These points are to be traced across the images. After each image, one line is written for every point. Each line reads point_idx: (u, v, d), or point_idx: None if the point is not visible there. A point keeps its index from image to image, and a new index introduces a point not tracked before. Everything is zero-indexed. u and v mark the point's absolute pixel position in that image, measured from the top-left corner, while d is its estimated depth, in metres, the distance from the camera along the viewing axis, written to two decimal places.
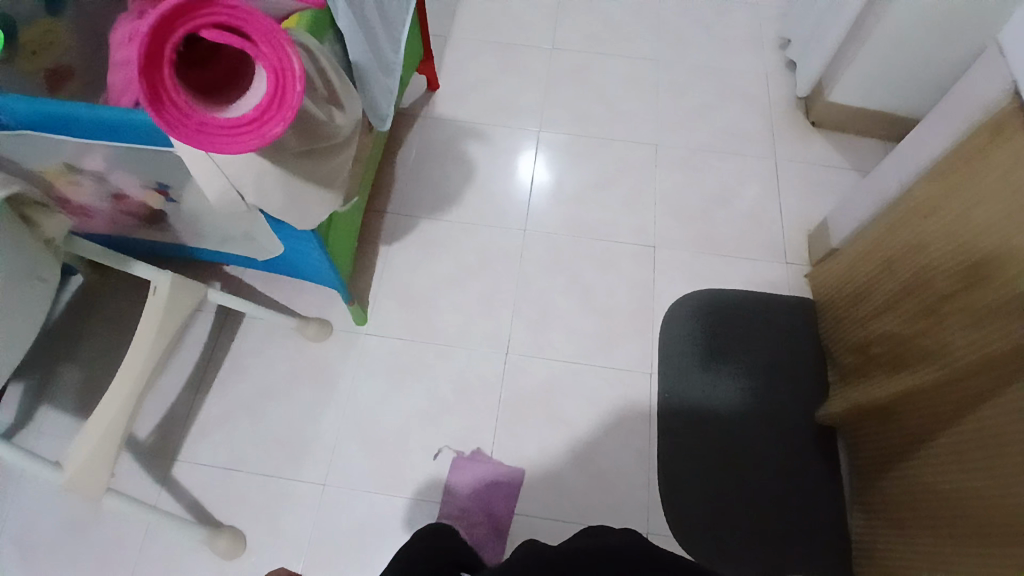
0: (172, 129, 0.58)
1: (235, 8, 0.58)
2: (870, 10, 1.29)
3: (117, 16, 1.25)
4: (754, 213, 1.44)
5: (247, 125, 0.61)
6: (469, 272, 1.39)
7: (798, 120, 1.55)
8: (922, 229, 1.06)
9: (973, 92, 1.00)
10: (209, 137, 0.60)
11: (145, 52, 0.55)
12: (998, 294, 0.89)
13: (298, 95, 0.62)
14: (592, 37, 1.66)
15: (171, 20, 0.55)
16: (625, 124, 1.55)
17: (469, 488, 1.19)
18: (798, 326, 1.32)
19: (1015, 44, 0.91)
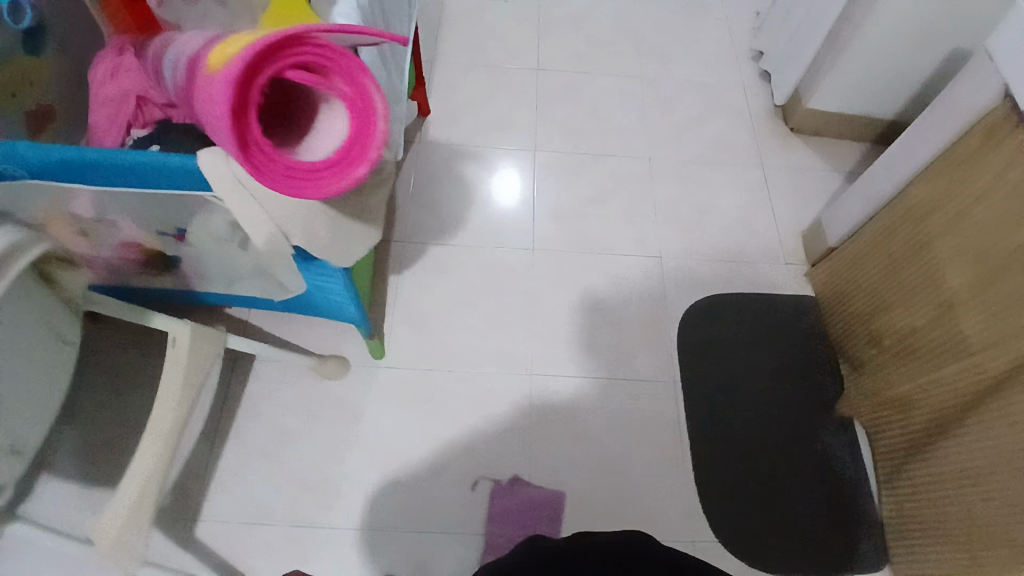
0: (260, 175, 0.54)
1: (322, 48, 0.54)
2: (845, 22, 1.38)
3: (99, 54, 1.20)
4: (751, 218, 1.49)
5: (334, 167, 0.57)
6: (484, 295, 1.37)
7: (779, 127, 1.63)
8: (923, 226, 1.12)
9: (963, 97, 1.07)
10: (294, 182, 0.56)
11: (234, 98, 0.51)
12: (1007, 285, 0.95)
13: (382, 135, 0.58)
14: (576, 56, 1.70)
15: (259, 63, 0.51)
16: (618, 139, 1.58)
17: (514, 516, 1.17)
18: (804, 323, 1.37)
19: (1002, 53, 0.99)
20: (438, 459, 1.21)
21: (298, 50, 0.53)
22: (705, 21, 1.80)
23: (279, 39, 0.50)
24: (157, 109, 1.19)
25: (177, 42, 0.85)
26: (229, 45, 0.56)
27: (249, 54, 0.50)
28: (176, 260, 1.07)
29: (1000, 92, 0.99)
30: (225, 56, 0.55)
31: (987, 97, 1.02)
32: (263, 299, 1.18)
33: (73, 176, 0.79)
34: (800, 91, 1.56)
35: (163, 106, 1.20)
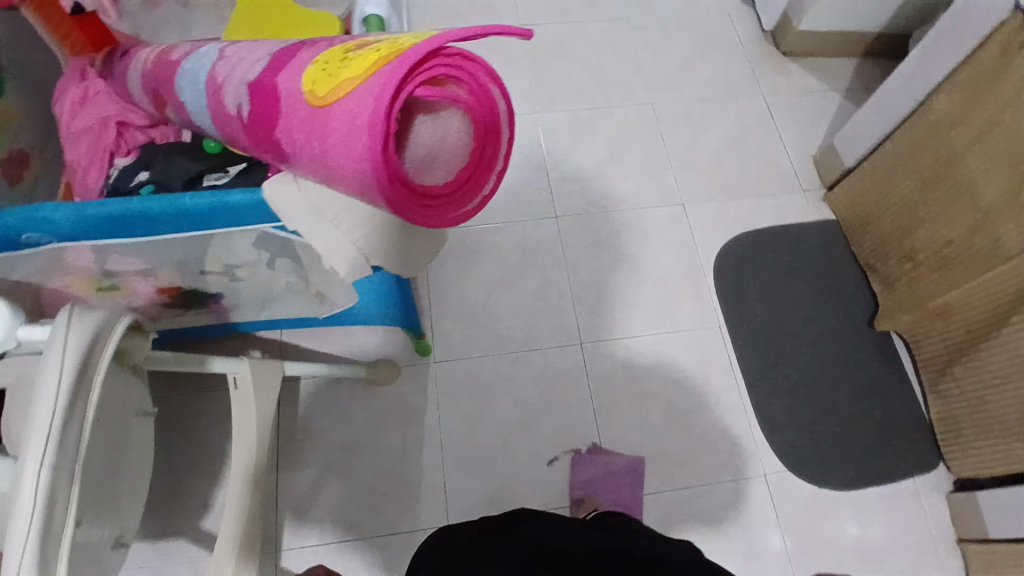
0: (403, 210, 0.49)
1: (453, 56, 0.47)
2: None
3: (76, 82, 1.11)
4: (762, 151, 1.50)
5: (464, 187, 0.52)
6: (517, 270, 1.34)
7: (770, 53, 1.62)
8: (948, 140, 1.14)
9: (972, 9, 1.07)
10: (431, 210, 0.51)
11: (379, 130, 0.45)
12: None
13: (508, 142, 0.53)
14: (557, 8, 1.65)
15: (398, 87, 0.45)
16: (617, 89, 1.55)
17: (599, 476, 1.19)
18: (830, 248, 1.40)
19: None
20: (512, 443, 1.20)
21: (431, 64, 0.46)
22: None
23: (421, 54, 0.45)
24: (140, 132, 1.07)
25: (194, 64, 0.77)
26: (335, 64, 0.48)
27: (393, 77, 0.44)
28: (217, 294, 0.95)
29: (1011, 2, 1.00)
30: (338, 81, 0.48)
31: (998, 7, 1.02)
32: (304, 318, 1.11)
33: (118, 231, 0.70)
34: (789, 14, 1.55)
35: (145, 128, 1.08)
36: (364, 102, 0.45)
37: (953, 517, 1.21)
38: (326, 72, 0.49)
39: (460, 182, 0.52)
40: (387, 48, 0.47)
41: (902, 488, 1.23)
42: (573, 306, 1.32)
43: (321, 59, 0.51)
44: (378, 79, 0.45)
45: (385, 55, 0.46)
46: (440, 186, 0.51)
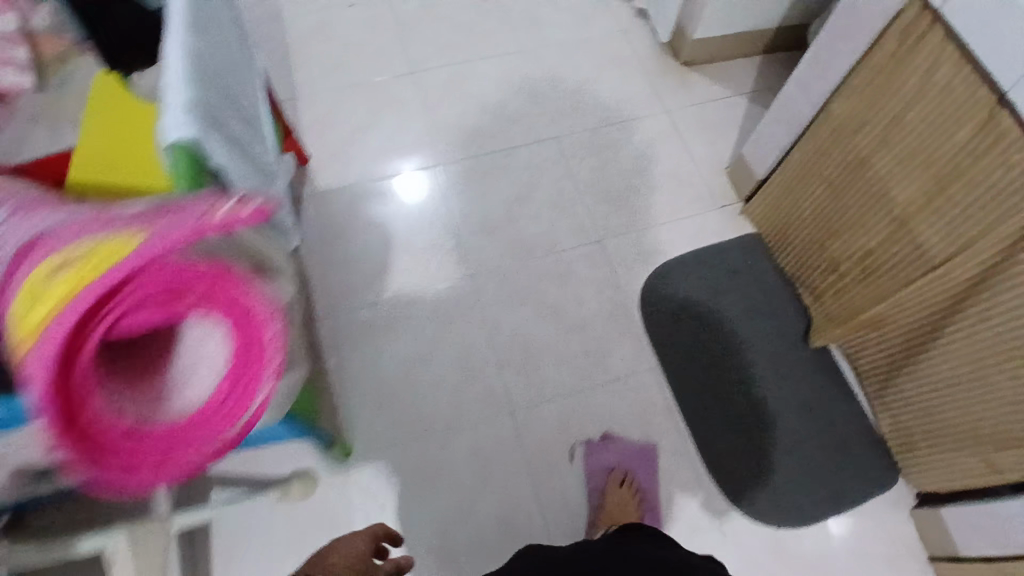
0: (137, 466, 0.43)
1: (156, 279, 0.43)
2: None
3: None
4: (673, 171, 1.45)
5: (226, 407, 0.46)
6: (435, 341, 1.26)
7: (671, 63, 1.57)
8: (852, 147, 1.07)
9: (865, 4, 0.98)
10: (186, 447, 0.45)
11: (59, 400, 0.39)
12: (968, 194, 0.90)
13: (276, 339, 0.47)
14: (447, 46, 1.57)
15: (77, 342, 0.40)
16: (520, 127, 1.48)
17: (618, 464, 1.18)
18: (756, 265, 1.34)
19: None
20: (453, 534, 1.12)
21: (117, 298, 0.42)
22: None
23: (93, 295, 0.40)
24: None
25: None
26: (30, 309, 0.43)
27: (59, 334, 0.39)
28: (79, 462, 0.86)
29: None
30: (26, 334, 0.42)
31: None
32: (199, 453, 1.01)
33: None
34: (683, 23, 1.50)
35: None
36: (36, 354, 0.39)
37: (917, 531, 1.17)
38: (23, 316, 0.43)
39: (216, 405, 0.46)
40: (90, 264, 0.42)
41: (861, 511, 1.18)
42: (498, 371, 1.24)
43: (29, 281, 0.46)
44: (52, 333, 0.40)
45: (63, 298, 0.41)
46: (189, 415, 0.46)
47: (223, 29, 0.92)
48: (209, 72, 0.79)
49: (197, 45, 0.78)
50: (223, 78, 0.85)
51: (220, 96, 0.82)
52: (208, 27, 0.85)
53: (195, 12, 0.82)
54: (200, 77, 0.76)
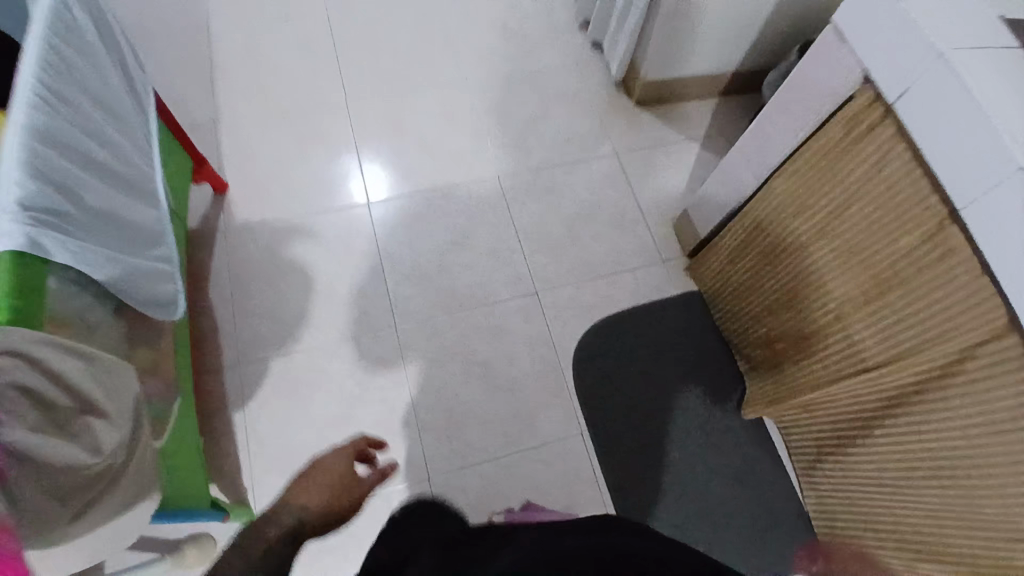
0: None
1: None
2: None
3: None
4: (617, 218, 1.39)
5: None
6: (354, 401, 1.17)
7: (622, 103, 1.53)
8: (795, 228, 1.02)
9: (812, 81, 0.93)
10: None
11: None
12: (909, 297, 0.86)
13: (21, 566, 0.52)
14: (389, 76, 1.52)
15: None
16: (460, 165, 1.42)
17: None
18: (694, 326, 1.29)
19: (852, 30, 0.84)
20: None
21: None
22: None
23: None
24: None
25: None
26: None
27: None
28: None
29: (857, 75, 0.86)
30: None
31: (842, 81, 0.88)
32: None
33: None
34: (634, 63, 1.47)
35: None
36: None
37: None
38: None
39: None
40: None
41: None
42: (419, 433, 1.16)
43: None
44: None
45: None
46: None
47: (103, 81, 0.85)
48: (68, 137, 0.72)
49: (52, 107, 0.71)
50: (91, 141, 0.77)
51: (82, 163, 0.74)
52: (78, 82, 0.78)
53: (59, 66, 0.74)
54: (47, 149, 0.68)
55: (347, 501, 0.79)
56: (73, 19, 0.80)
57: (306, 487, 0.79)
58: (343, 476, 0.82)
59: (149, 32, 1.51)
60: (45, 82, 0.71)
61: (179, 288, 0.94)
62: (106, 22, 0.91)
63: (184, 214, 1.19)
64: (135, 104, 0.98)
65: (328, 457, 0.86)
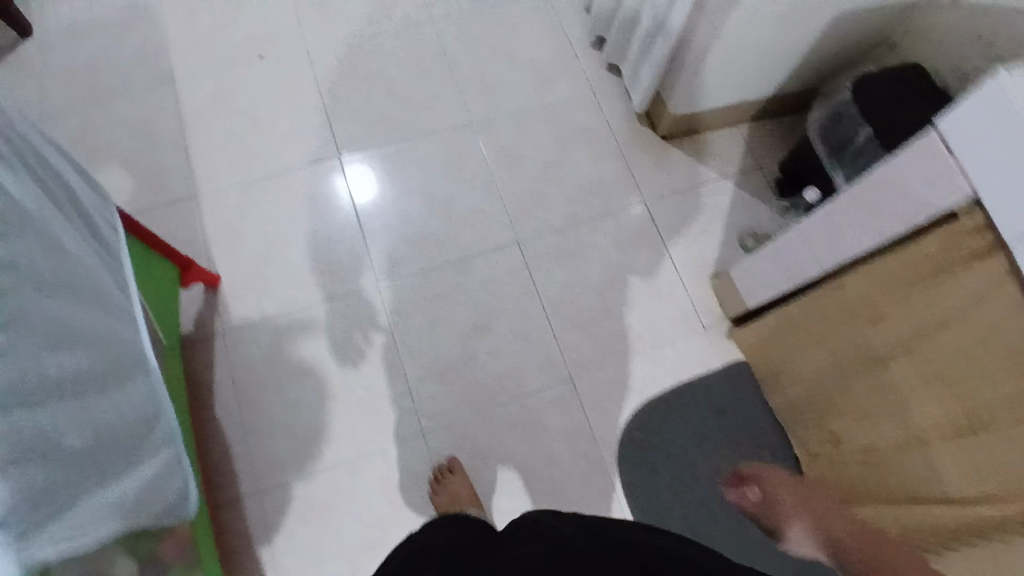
0: None
1: None
2: (699, 16, 1.17)
3: None
4: (651, 282, 1.28)
5: None
6: (385, 521, 1.10)
7: (647, 139, 1.40)
8: (869, 337, 0.92)
9: (903, 185, 0.79)
10: None
11: None
12: (1005, 447, 0.77)
13: None
14: (386, 120, 1.35)
15: None
16: (474, 230, 1.29)
17: None
18: (743, 403, 1.20)
19: (960, 143, 0.70)
20: None
21: None
22: (520, 18, 1.48)
23: None
24: None
25: None
26: None
27: None
28: None
29: (966, 196, 0.72)
30: None
31: (945, 196, 0.74)
32: None
33: None
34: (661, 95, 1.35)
35: None
36: None
37: None
38: None
39: None
40: None
41: None
42: None
43: None
44: None
45: None
46: None
47: (49, 256, 0.68)
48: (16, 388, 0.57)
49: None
50: (58, 349, 0.64)
51: (41, 405, 0.60)
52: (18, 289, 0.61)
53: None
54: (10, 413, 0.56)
55: None
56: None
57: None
58: None
59: (107, 94, 1.34)
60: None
61: (178, 468, 0.83)
62: (33, 161, 0.71)
63: (171, 339, 1.04)
64: (100, 242, 0.81)
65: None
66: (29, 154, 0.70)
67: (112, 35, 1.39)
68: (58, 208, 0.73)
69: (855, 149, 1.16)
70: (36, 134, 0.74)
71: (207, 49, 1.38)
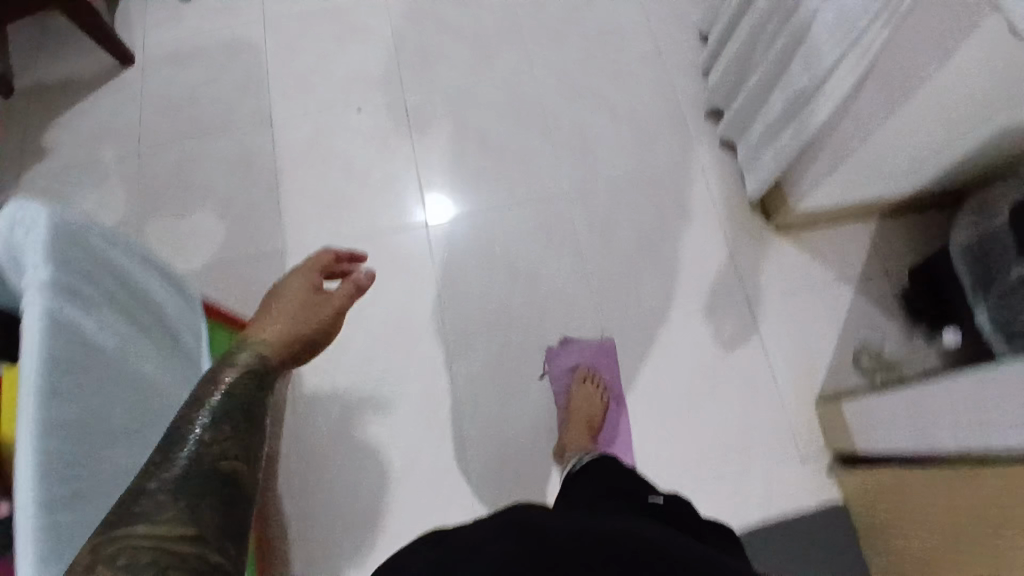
0: None
1: None
2: (846, 113, 1.02)
3: None
4: (746, 393, 1.17)
5: None
6: None
7: (758, 226, 1.27)
8: (994, 548, 0.80)
9: None
10: None
11: None
12: None
13: None
14: (477, 179, 1.30)
15: None
16: (558, 313, 1.21)
17: (572, 368, 1.17)
18: (836, 551, 1.09)
19: None
20: None
21: None
22: (629, 74, 1.37)
23: None
24: None
25: None
26: None
27: None
28: None
29: None
30: None
31: None
32: None
33: None
34: (784, 183, 1.21)
35: None
36: None
37: None
38: None
39: None
40: None
41: None
42: None
43: None
44: None
45: None
46: None
47: (126, 399, 0.65)
48: None
49: (68, 540, 0.53)
50: None
51: None
52: (93, 455, 0.59)
53: (72, 455, 0.55)
54: None
55: (320, 316, 0.70)
56: (77, 349, 0.58)
57: (276, 312, 0.69)
58: (309, 297, 0.71)
59: (207, 133, 1.37)
60: (54, 506, 0.52)
61: None
62: (119, 285, 0.68)
63: None
64: (180, 353, 0.78)
65: (287, 278, 0.75)
66: (113, 282, 0.67)
67: (221, 73, 1.43)
68: (142, 330, 0.71)
69: (1008, 285, 1.00)
70: (127, 249, 0.71)
71: (306, 92, 1.40)
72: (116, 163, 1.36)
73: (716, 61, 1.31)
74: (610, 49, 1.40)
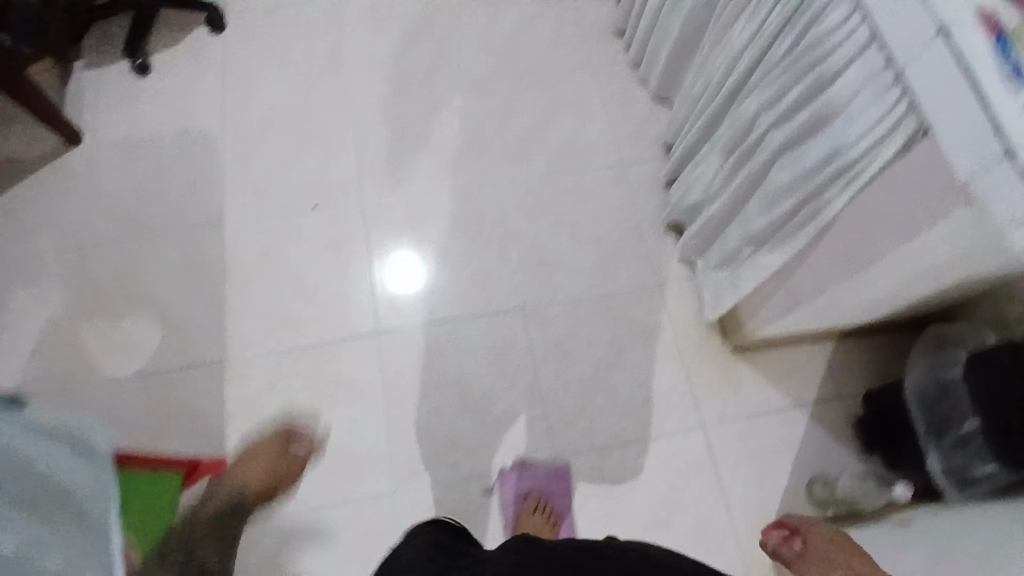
0: None
1: None
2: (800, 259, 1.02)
3: None
4: (699, 526, 1.14)
5: None
6: None
7: (715, 347, 1.26)
8: None
9: None
10: None
11: None
12: None
13: None
14: (434, 291, 1.29)
15: None
16: (510, 435, 1.18)
17: (532, 489, 1.14)
18: None
19: None
20: None
21: None
22: (590, 187, 1.40)
23: None
24: None
25: None
26: None
27: None
28: None
29: None
30: None
31: None
32: None
33: None
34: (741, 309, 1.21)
35: None
36: None
37: None
38: None
39: None
40: None
41: None
42: None
43: None
44: None
45: None
46: None
47: None
48: None
49: None
50: None
51: None
52: None
53: None
54: None
55: (291, 472, 1.07)
56: None
57: (243, 470, 1.04)
58: (278, 456, 1.07)
59: (155, 232, 1.35)
60: None
61: None
62: None
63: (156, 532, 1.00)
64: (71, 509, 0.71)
65: (246, 455, 1.07)
66: None
67: (176, 167, 1.41)
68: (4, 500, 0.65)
69: (958, 437, 1.03)
70: None
71: (266, 192, 1.39)
72: (57, 255, 1.32)
73: (677, 180, 1.33)
74: (572, 161, 1.42)
